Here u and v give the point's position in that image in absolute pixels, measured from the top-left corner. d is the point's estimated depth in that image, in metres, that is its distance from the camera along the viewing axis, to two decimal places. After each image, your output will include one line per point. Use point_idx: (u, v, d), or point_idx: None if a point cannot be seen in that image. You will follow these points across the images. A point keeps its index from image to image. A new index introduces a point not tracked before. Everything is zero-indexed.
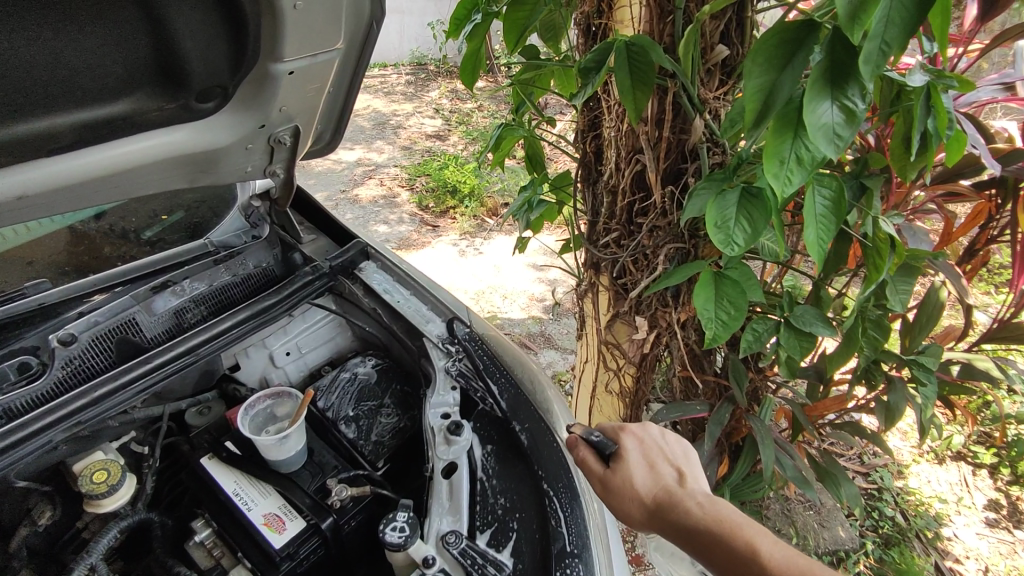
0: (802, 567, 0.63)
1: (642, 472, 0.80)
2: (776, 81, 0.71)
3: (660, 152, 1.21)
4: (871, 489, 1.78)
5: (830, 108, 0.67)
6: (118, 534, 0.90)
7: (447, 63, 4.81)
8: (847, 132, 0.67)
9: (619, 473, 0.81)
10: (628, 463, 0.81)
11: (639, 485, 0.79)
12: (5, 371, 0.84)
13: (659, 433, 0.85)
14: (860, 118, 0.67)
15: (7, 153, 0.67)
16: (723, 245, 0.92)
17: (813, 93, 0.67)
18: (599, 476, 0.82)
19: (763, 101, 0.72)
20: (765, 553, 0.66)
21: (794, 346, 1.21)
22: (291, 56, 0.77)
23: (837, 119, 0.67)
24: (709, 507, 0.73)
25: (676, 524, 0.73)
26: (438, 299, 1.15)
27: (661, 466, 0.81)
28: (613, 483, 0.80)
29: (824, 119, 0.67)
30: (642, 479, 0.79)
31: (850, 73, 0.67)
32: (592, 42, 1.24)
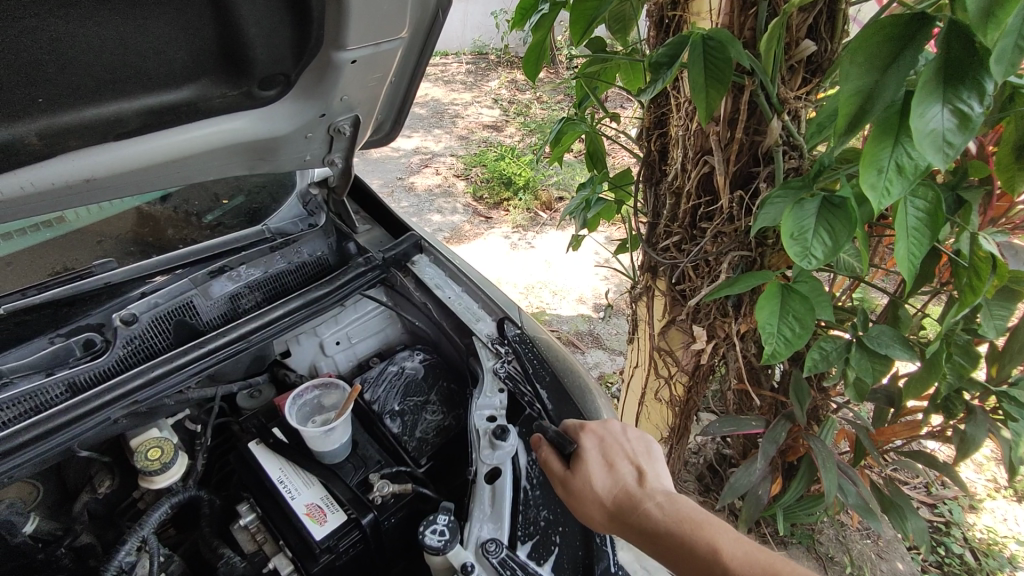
0: (761, 565, 0.68)
1: (602, 472, 0.81)
2: (879, 82, 0.64)
3: (731, 154, 1.13)
4: (938, 522, 1.66)
5: (940, 112, 0.59)
6: (168, 510, 0.92)
7: (508, 52, 4.77)
8: (960, 139, 0.59)
9: (580, 475, 0.81)
10: (588, 464, 0.82)
11: (600, 486, 0.80)
12: (72, 347, 0.86)
13: (618, 431, 0.87)
14: (975, 123, 0.58)
15: (78, 137, 0.68)
16: (800, 258, 0.84)
17: (922, 94, 0.60)
18: (560, 477, 0.82)
19: (858, 107, 0.65)
20: (726, 554, 0.70)
21: (866, 369, 1.12)
22: (355, 44, 0.76)
23: (948, 124, 0.59)
24: (672, 509, 0.76)
25: (639, 528, 0.76)
26: (490, 298, 1.13)
27: (621, 464, 0.82)
28: (575, 486, 0.81)
29: (932, 124, 0.59)
30: (603, 480, 0.80)
31: (966, 73, 0.60)
32: (664, 35, 1.18)
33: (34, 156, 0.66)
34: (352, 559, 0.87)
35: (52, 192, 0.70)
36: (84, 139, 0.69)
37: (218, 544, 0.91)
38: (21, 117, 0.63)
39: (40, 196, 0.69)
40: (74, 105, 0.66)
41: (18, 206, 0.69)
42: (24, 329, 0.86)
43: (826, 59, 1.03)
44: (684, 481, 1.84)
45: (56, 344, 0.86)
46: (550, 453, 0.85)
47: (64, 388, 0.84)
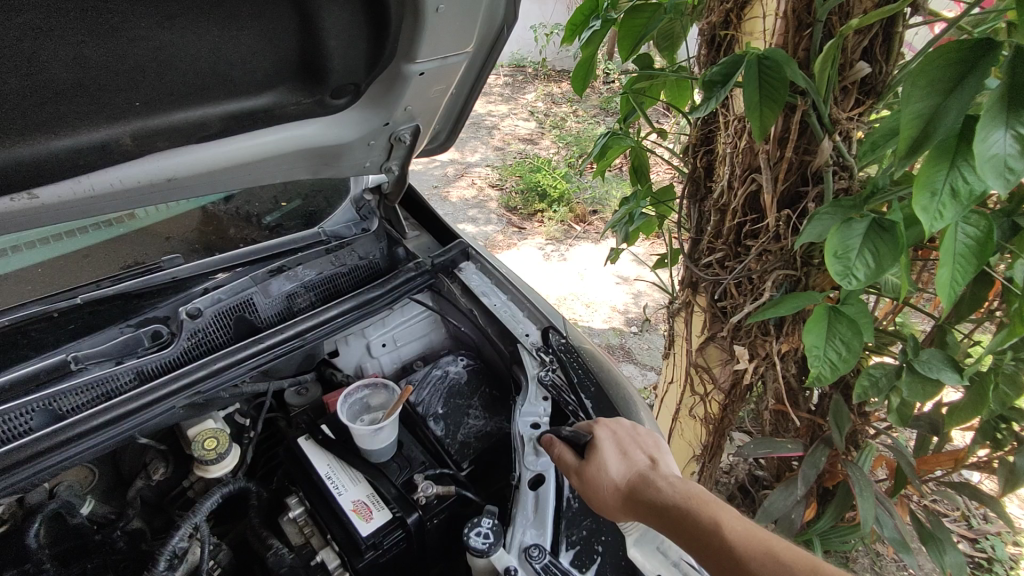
0: (759, 537, 0.72)
1: (615, 460, 0.85)
2: (942, 106, 0.64)
3: (780, 172, 1.14)
4: (980, 558, 1.60)
5: (1003, 137, 0.60)
6: (219, 499, 0.95)
7: (546, 65, 4.82)
8: (1021, 164, 0.59)
9: (594, 464, 0.84)
10: (602, 453, 0.85)
11: (614, 472, 0.83)
12: (141, 337, 0.91)
13: (630, 428, 0.91)
14: None
15: (166, 139, 0.72)
16: (841, 277, 0.84)
17: (985, 119, 0.60)
18: (575, 467, 0.85)
19: (921, 129, 0.65)
20: (727, 527, 0.73)
21: (915, 394, 1.11)
22: (424, 57, 0.80)
23: (1011, 149, 0.59)
24: (678, 490, 0.79)
25: (651, 506, 0.79)
26: (535, 307, 1.15)
27: (633, 453, 0.86)
28: (590, 473, 0.84)
29: (994, 149, 0.59)
30: (617, 467, 0.84)
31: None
32: (716, 53, 1.18)
33: (126, 156, 0.71)
34: (394, 557, 0.89)
35: (137, 190, 0.74)
36: (171, 141, 0.73)
37: (267, 536, 0.94)
38: (118, 119, 0.67)
39: (126, 193, 0.74)
40: (166, 108, 0.70)
41: (107, 202, 0.73)
42: (97, 317, 0.91)
43: (880, 81, 1.03)
44: None
45: (127, 334, 0.90)
46: (565, 446, 0.88)
47: (133, 376, 0.88)
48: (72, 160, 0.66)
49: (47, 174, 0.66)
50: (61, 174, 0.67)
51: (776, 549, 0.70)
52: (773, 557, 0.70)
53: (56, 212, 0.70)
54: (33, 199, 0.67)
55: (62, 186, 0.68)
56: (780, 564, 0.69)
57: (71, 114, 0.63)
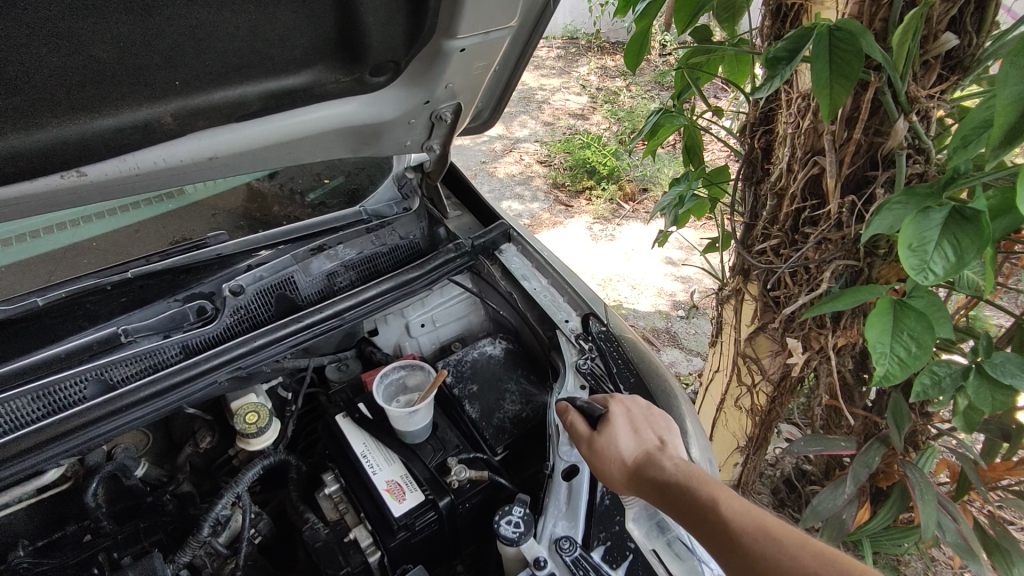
0: (760, 519, 0.66)
1: (626, 435, 0.82)
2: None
3: (845, 155, 1.05)
4: None
5: None
6: (260, 471, 0.97)
7: (599, 37, 4.66)
8: None
9: (604, 436, 0.82)
10: (613, 426, 0.83)
11: (622, 446, 0.81)
12: (187, 312, 0.93)
13: (646, 408, 0.88)
14: None
15: (207, 118, 0.73)
16: (915, 271, 0.77)
17: None
18: (586, 437, 0.83)
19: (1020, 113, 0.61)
20: (725, 506, 0.68)
21: (982, 399, 1.02)
22: (465, 32, 0.77)
23: None
24: (681, 468, 0.75)
25: (653, 481, 0.75)
26: (576, 293, 1.11)
27: (644, 432, 0.83)
28: (599, 444, 0.82)
29: None
30: (626, 442, 0.81)
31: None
32: (781, 25, 1.10)
33: (168, 135, 0.71)
34: (426, 538, 0.89)
35: (181, 169, 0.75)
36: (211, 120, 0.73)
37: (303, 509, 0.95)
38: (160, 98, 0.67)
39: (170, 172, 0.75)
40: (206, 87, 0.70)
41: (150, 179, 0.74)
42: (146, 291, 0.94)
43: (968, 55, 0.93)
44: (758, 493, 1.77)
45: (174, 309, 0.92)
46: (580, 415, 0.87)
47: (180, 350, 0.91)
48: (116, 139, 0.67)
49: (94, 153, 0.67)
50: (107, 153, 0.68)
51: (775, 530, 0.65)
52: (770, 536, 0.64)
53: (105, 190, 0.72)
54: (82, 177, 0.68)
55: (108, 164, 0.69)
56: (774, 542, 0.63)
57: (112, 94, 0.64)
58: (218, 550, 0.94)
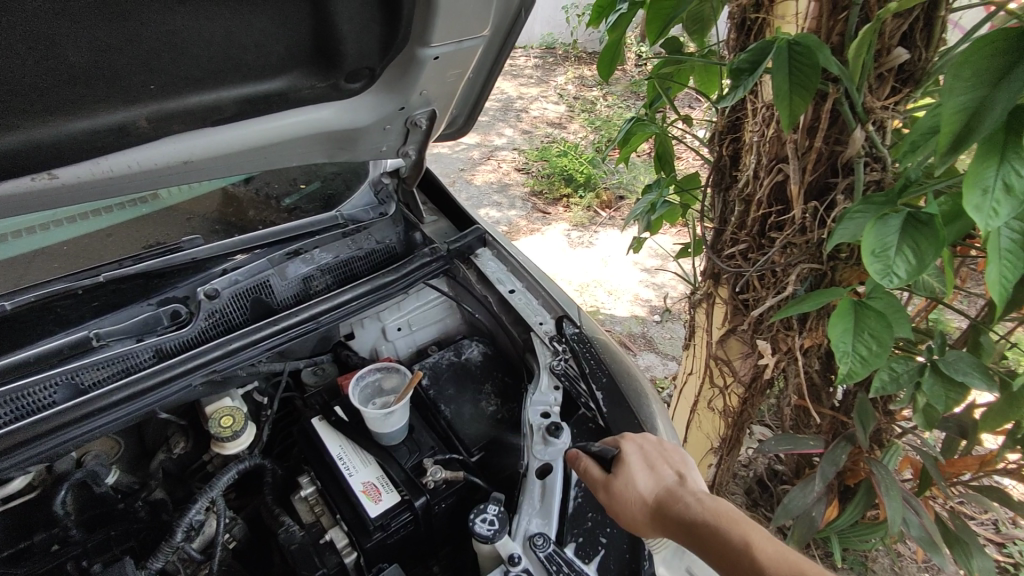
0: (794, 560, 0.69)
1: (643, 474, 0.82)
2: (988, 97, 0.63)
3: (808, 163, 1.10)
4: (1007, 563, 1.62)
5: None
6: (235, 475, 0.97)
7: (576, 47, 4.74)
8: None
9: (622, 478, 0.81)
10: (629, 467, 0.82)
11: (642, 487, 0.81)
12: (160, 316, 0.93)
13: (655, 442, 0.88)
14: None
15: (182, 122, 0.73)
16: (880, 276, 0.81)
17: None
18: (602, 481, 0.82)
19: (964, 123, 0.65)
20: (757, 548, 0.70)
21: (937, 396, 1.08)
22: (438, 41, 0.78)
23: None
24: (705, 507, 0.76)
25: (679, 522, 0.76)
26: (550, 295, 1.13)
27: (660, 467, 0.83)
28: (617, 489, 0.81)
29: None
30: (645, 481, 0.81)
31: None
32: (746, 37, 1.14)
33: (142, 138, 0.72)
34: (402, 538, 0.90)
35: (155, 171, 0.75)
36: (187, 124, 0.74)
37: (279, 512, 0.95)
38: (134, 102, 0.68)
39: (143, 175, 0.75)
40: (180, 91, 0.70)
41: (124, 182, 0.74)
42: (119, 295, 0.93)
43: (919, 69, 0.98)
44: (732, 494, 1.82)
45: (147, 313, 0.92)
46: (590, 460, 0.85)
47: (153, 353, 0.90)
48: (89, 142, 0.68)
49: (66, 155, 0.67)
50: (79, 155, 0.68)
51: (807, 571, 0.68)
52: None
53: (77, 192, 0.72)
54: (53, 179, 0.68)
55: (81, 167, 0.69)
56: None
57: (86, 96, 0.64)
58: (192, 556, 0.94)
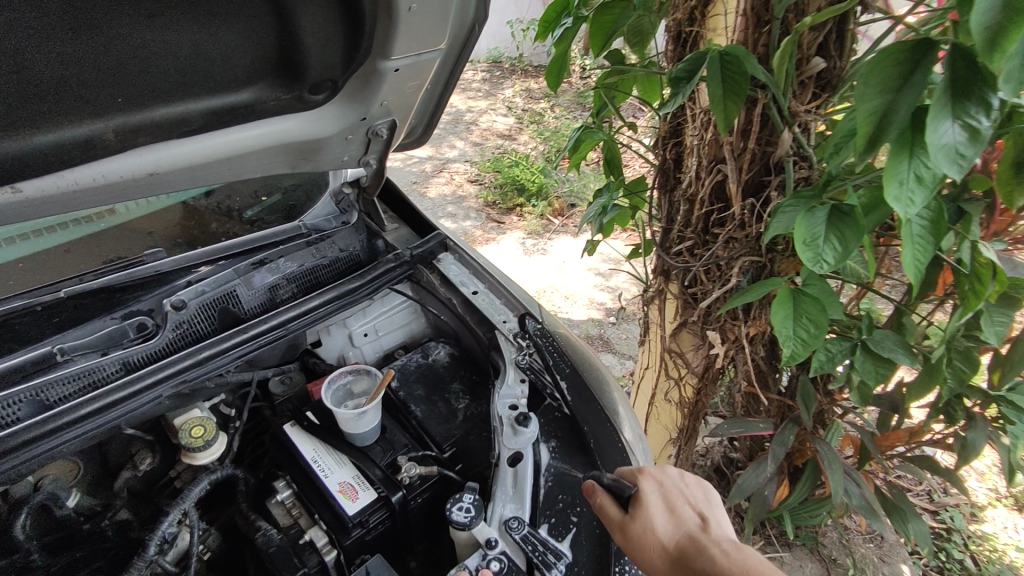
0: None
1: (662, 517, 0.80)
2: (893, 101, 0.73)
3: (743, 163, 1.20)
4: (940, 529, 1.77)
5: (952, 127, 0.70)
6: (207, 486, 0.97)
7: (522, 61, 4.86)
8: (971, 150, 0.70)
9: (640, 520, 0.79)
10: (648, 509, 0.80)
11: (661, 531, 0.78)
12: (126, 329, 0.93)
13: (676, 479, 0.85)
14: (985, 137, 0.69)
15: (149, 134, 0.75)
16: (812, 263, 0.90)
17: (937, 110, 0.70)
18: (619, 522, 0.80)
19: (876, 123, 0.74)
20: None
21: (868, 371, 1.19)
22: (398, 54, 0.82)
23: (960, 138, 0.70)
24: (726, 553, 0.73)
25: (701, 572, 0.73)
26: (512, 295, 1.18)
27: (680, 510, 0.81)
28: (635, 532, 0.78)
29: (946, 138, 0.69)
30: (664, 525, 0.79)
31: (972, 92, 0.70)
32: (682, 49, 1.23)
33: (109, 151, 0.73)
34: (380, 534, 0.92)
35: (121, 184, 0.76)
36: (153, 136, 0.76)
37: (255, 518, 0.96)
38: (101, 115, 0.69)
39: (109, 187, 0.76)
40: (148, 104, 0.72)
41: (89, 195, 0.75)
42: (81, 311, 0.92)
43: (835, 76, 1.09)
44: None
45: (112, 326, 0.92)
46: (607, 497, 0.83)
47: (120, 366, 0.90)
48: (55, 155, 0.69)
49: (31, 169, 0.68)
50: (44, 169, 0.69)
51: None
52: None
53: (41, 206, 0.72)
54: (16, 192, 0.69)
55: (44, 180, 0.70)
56: None
57: (53, 109, 0.65)
58: (166, 569, 0.93)
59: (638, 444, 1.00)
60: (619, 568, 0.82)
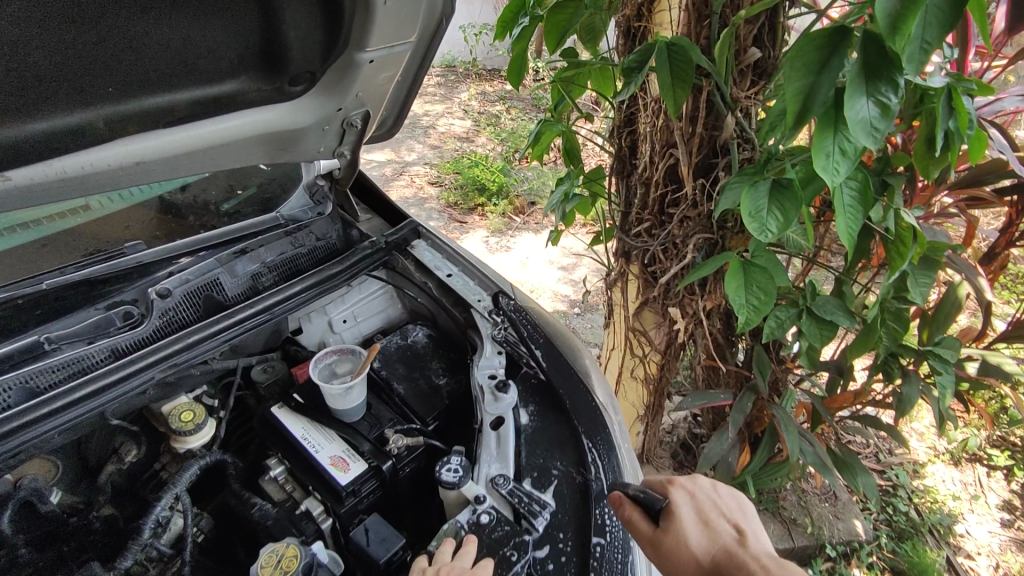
0: None
1: (696, 530, 0.77)
2: (815, 83, 0.84)
3: (693, 147, 1.30)
4: (887, 486, 1.89)
5: (867, 104, 0.80)
6: (197, 471, 0.99)
7: (476, 65, 4.94)
8: (884, 124, 0.80)
9: (672, 532, 0.77)
10: (680, 522, 0.77)
11: (696, 544, 0.75)
12: (112, 318, 0.95)
13: (708, 491, 0.83)
14: (893, 112, 0.80)
15: (136, 124, 0.78)
16: (757, 233, 1.01)
17: (851, 90, 0.80)
18: (651, 535, 0.78)
19: (802, 103, 0.84)
20: None
21: (815, 334, 1.31)
22: (374, 46, 0.88)
23: (874, 113, 0.80)
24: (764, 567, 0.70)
25: None
26: (485, 275, 1.25)
27: (714, 522, 0.78)
28: (667, 544, 0.76)
29: (863, 114, 0.80)
30: (698, 537, 0.76)
31: (882, 74, 0.80)
32: (632, 43, 1.33)
33: (99, 139, 0.76)
34: (371, 503, 0.97)
35: (108, 173, 0.79)
36: (140, 125, 0.79)
37: (248, 496, 0.99)
38: (93, 104, 0.73)
39: (96, 176, 0.78)
40: (137, 94, 0.76)
41: (77, 183, 0.77)
42: (63, 303, 0.93)
43: (770, 65, 1.21)
44: (660, 457, 2.00)
45: (98, 315, 0.94)
46: (636, 510, 0.81)
47: (108, 353, 0.92)
48: (47, 143, 0.72)
49: (24, 157, 0.71)
50: (35, 157, 0.72)
51: None
52: None
53: (29, 194, 0.74)
54: (6, 180, 0.70)
55: (34, 168, 0.72)
56: None
57: (48, 98, 0.69)
58: (161, 551, 0.95)
59: (609, 403, 1.09)
60: (600, 511, 0.89)
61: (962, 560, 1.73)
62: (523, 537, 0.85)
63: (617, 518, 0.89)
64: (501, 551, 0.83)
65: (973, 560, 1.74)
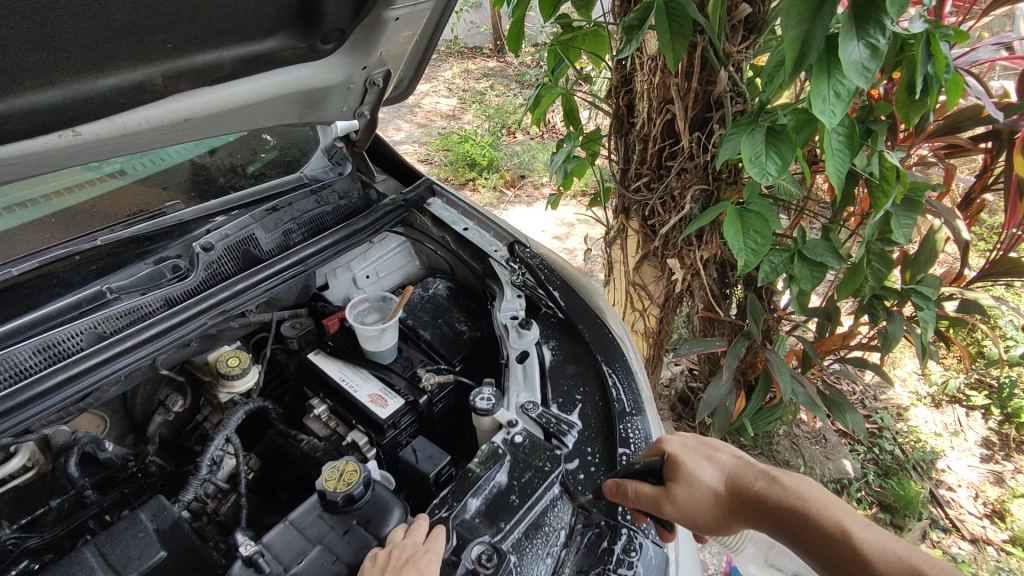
0: (896, 545, 0.65)
1: (701, 468, 0.79)
2: (811, 28, 0.90)
3: (689, 101, 1.37)
4: (873, 427, 1.99)
5: (858, 46, 0.88)
6: (244, 414, 1.06)
7: (458, 43, 4.94)
8: (874, 64, 0.88)
9: (679, 483, 0.78)
10: (685, 467, 0.79)
11: (705, 482, 0.77)
12: (163, 270, 1.01)
13: (697, 435, 0.85)
14: (882, 52, 0.88)
15: (188, 80, 0.84)
16: (759, 176, 1.08)
17: (845, 34, 0.88)
18: (660, 493, 0.78)
19: (800, 48, 0.91)
20: (857, 533, 0.67)
21: (806, 276, 1.40)
22: (399, 3, 0.94)
23: (864, 54, 0.88)
24: (776, 480, 0.73)
25: (758, 508, 0.73)
26: (499, 227, 1.33)
27: (715, 456, 0.80)
28: (678, 494, 0.77)
29: (854, 56, 0.88)
30: (706, 474, 0.78)
31: (870, 17, 0.89)
32: (627, 4, 1.40)
33: (156, 95, 0.82)
34: (410, 434, 1.05)
35: (161, 129, 0.86)
36: (191, 82, 0.85)
37: (296, 433, 1.07)
38: (154, 61, 0.79)
39: (151, 132, 0.85)
40: (191, 51, 0.81)
41: (134, 139, 0.84)
42: (115, 258, 1.00)
43: (759, 19, 1.28)
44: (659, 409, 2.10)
45: (150, 268, 1.01)
46: (640, 479, 0.82)
47: (163, 303, 0.98)
48: (113, 97, 0.78)
49: (92, 112, 0.77)
50: (100, 113, 0.78)
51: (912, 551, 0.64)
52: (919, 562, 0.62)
53: (94, 148, 0.80)
54: (77, 135, 0.77)
55: (100, 124, 0.79)
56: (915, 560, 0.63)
57: (117, 54, 0.74)
58: (219, 485, 1.03)
59: (624, 336, 1.18)
60: (624, 426, 0.98)
61: (944, 492, 1.84)
62: (556, 451, 0.92)
63: (639, 431, 0.98)
64: (535, 462, 0.91)
65: (954, 492, 1.84)
